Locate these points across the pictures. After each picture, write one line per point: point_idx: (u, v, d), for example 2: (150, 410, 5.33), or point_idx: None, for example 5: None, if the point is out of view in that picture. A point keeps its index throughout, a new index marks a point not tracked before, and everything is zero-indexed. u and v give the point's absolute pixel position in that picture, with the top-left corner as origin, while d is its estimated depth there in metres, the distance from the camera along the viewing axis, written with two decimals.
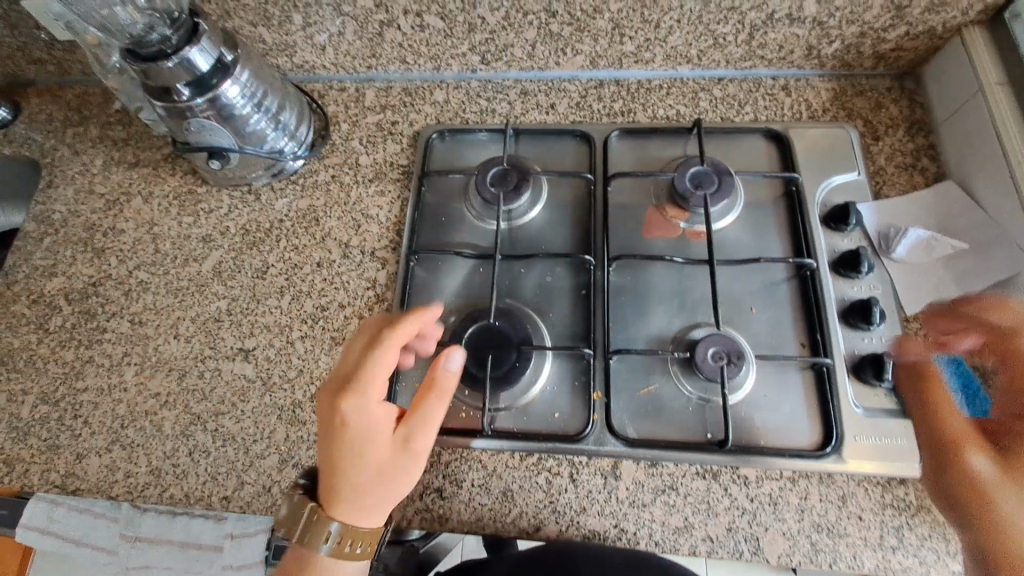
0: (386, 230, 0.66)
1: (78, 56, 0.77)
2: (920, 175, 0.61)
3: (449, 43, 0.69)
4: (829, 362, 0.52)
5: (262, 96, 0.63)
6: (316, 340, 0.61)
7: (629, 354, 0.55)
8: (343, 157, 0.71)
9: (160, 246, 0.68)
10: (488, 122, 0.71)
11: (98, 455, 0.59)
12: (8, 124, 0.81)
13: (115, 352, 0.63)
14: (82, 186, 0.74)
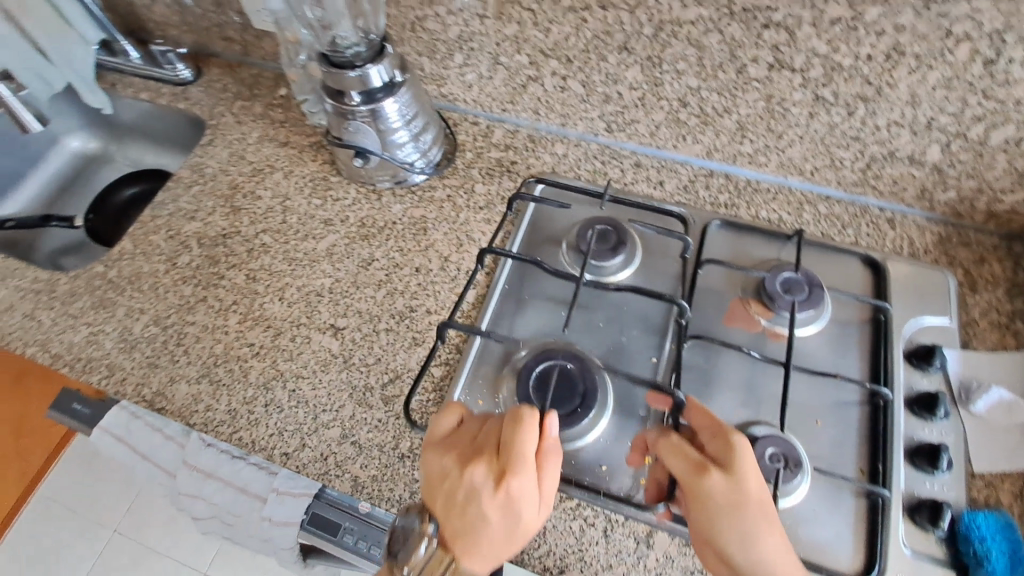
0: (485, 254, 0.72)
1: (264, 44, 0.89)
2: (1012, 337, 0.62)
3: (582, 107, 0.76)
4: (887, 495, 0.52)
5: (414, 117, 0.72)
6: (399, 336, 0.66)
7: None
8: (461, 181, 0.78)
9: (287, 218, 0.77)
10: (599, 182, 0.76)
11: (186, 384, 0.65)
12: (188, 84, 0.92)
13: (225, 299, 0.71)
14: (234, 150, 0.84)
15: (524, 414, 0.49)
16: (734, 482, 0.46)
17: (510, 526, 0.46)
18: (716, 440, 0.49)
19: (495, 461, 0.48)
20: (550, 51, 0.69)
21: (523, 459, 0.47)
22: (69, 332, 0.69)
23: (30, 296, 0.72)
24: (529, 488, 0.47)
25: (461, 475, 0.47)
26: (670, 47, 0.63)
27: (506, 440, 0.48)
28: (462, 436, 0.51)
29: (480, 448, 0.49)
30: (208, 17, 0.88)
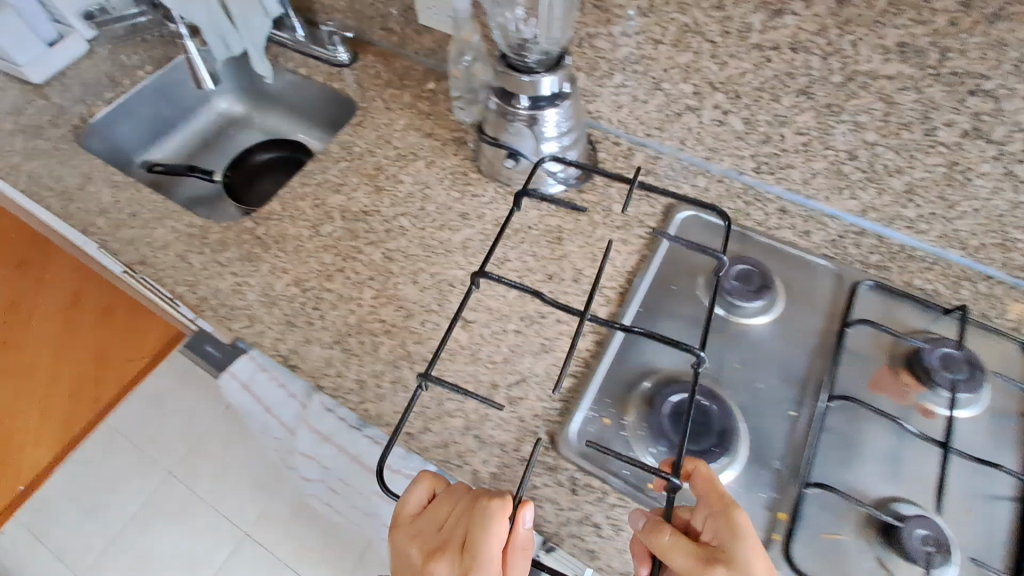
0: (619, 273, 0.71)
1: (422, 39, 0.93)
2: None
3: (735, 143, 0.75)
4: None
5: (566, 133, 0.74)
6: (527, 340, 0.67)
7: (828, 492, 0.55)
8: (600, 198, 0.79)
9: (426, 206, 0.79)
10: (741, 222, 0.75)
11: (319, 348, 0.67)
12: (344, 66, 0.96)
13: (362, 273, 0.73)
14: (381, 134, 0.87)
15: (489, 509, 0.46)
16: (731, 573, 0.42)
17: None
18: (717, 523, 0.45)
19: (456, 558, 0.47)
20: (720, 84, 0.69)
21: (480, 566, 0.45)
22: (217, 278, 0.73)
23: (184, 238, 0.77)
24: None
25: (427, 564, 0.47)
26: (856, 98, 0.62)
27: (472, 539, 0.46)
28: (428, 518, 0.51)
29: (447, 538, 0.48)
30: (375, 7, 0.93)
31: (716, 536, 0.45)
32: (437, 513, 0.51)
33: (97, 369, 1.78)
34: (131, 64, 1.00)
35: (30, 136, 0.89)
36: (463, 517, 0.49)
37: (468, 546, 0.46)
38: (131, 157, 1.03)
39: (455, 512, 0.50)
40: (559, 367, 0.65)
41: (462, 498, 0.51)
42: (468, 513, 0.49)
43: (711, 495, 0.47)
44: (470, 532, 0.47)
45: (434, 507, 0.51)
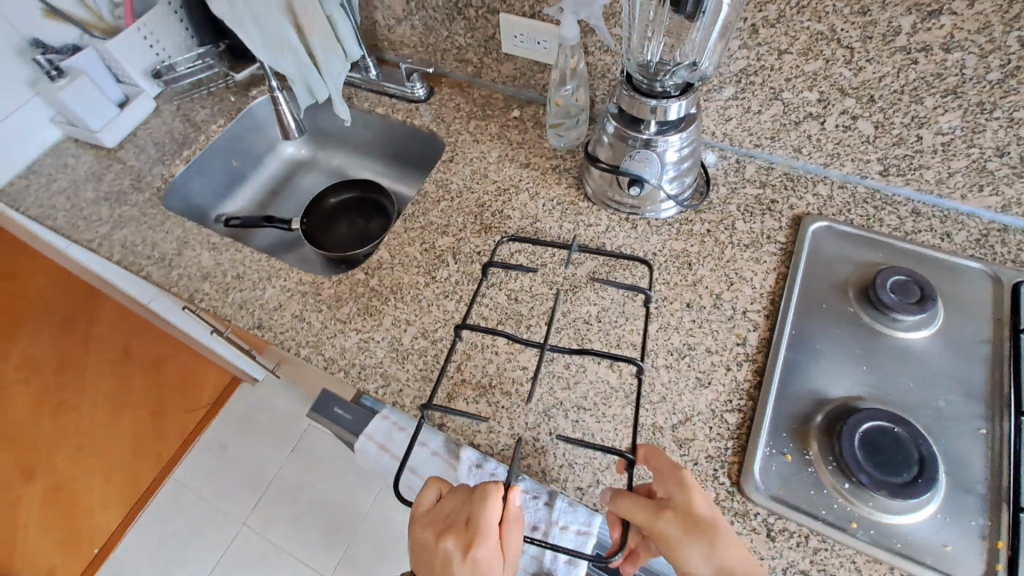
0: (760, 295, 0.68)
1: (503, 68, 0.91)
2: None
3: (862, 148, 0.72)
4: None
5: (684, 157, 0.71)
6: (681, 375, 0.64)
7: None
8: (720, 217, 0.76)
9: (540, 240, 0.76)
10: (875, 229, 0.72)
11: (464, 402, 0.64)
12: (422, 101, 0.95)
13: (490, 318, 0.70)
14: (476, 169, 0.85)
15: (490, 493, 0.50)
16: (691, 520, 0.50)
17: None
18: (671, 484, 0.53)
19: (462, 537, 0.50)
20: (853, 89, 0.67)
21: (489, 535, 0.49)
22: (341, 335, 0.70)
23: (297, 297, 0.74)
24: (494, 558, 0.49)
25: (435, 548, 0.50)
26: (1014, 95, 0.60)
27: (473, 519, 0.50)
28: (439, 509, 0.54)
29: (451, 523, 0.51)
30: (451, 39, 0.91)
31: (669, 495, 0.53)
32: (446, 503, 0.54)
33: (157, 424, 1.76)
34: (201, 118, 0.98)
35: (114, 204, 0.87)
36: (467, 500, 0.53)
37: (470, 526, 0.50)
38: (206, 213, 1.01)
39: (461, 498, 0.53)
40: (722, 402, 0.62)
41: (464, 487, 0.55)
42: (472, 495, 0.52)
43: (661, 464, 0.55)
44: (477, 509, 0.50)
45: (443, 499, 0.55)
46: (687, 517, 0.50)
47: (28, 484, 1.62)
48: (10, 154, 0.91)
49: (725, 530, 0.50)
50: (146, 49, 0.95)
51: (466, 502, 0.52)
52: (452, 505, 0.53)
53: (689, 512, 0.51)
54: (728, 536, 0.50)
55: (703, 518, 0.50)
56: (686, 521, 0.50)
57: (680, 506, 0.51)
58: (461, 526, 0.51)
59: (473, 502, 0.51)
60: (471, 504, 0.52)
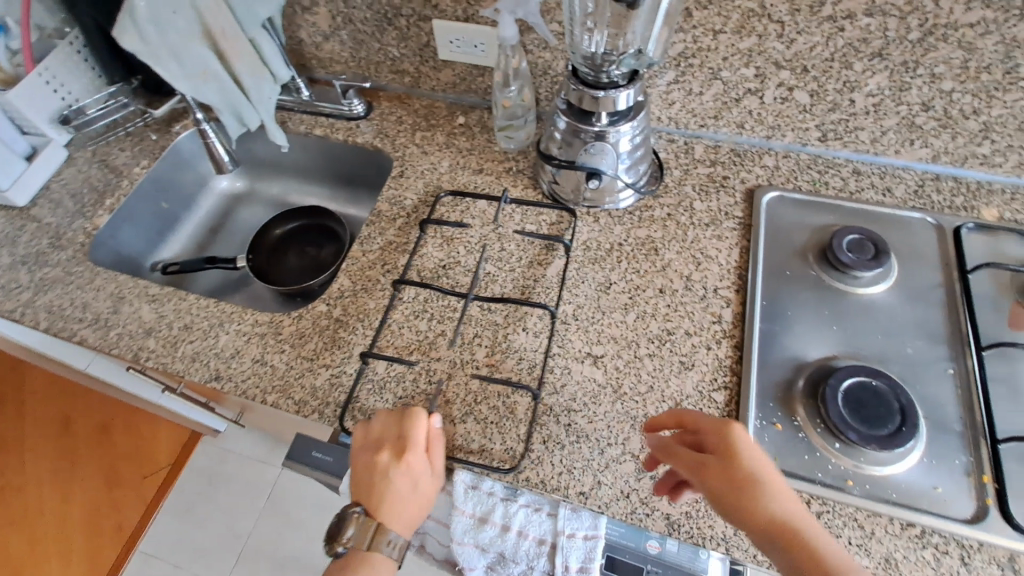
0: (727, 271, 0.69)
1: (442, 75, 0.89)
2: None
3: (800, 117, 0.75)
4: None
5: (637, 146, 0.71)
6: (664, 361, 0.64)
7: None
8: (678, 199, 0.76)
9: (505, 245, 0.74)
10: (823, 193, 0.75)
11: (450, 424, 0.61)
12: (361, 118, 0.91)
13: (465, 332, 0.68)
14: (429, 181, 0.82)
15: (415, 415, 0.58)
16: (748, 472, 0.48)
17: (414, 492, 0.57)
18: (716, 436, 0.51)
19: (398, 451, 0.56)
20: (787, 62, 0.69)
21: (419, 445, 0.57)
22: (310, 373, 0.66)
23: (255, 340, 0.69)
24: (425, 464, 0.57)
25: (373, 466, 0.56)
26: (934, 51, 0.63)
27: (404, 435, 0.57)
28: (372, 435, 0.58)
29: (379, 443, 0.57)
30: (384, 51, 0.89)
31: (714, 446, 0.50)
32: (376, 430, 0.58)
33: (113, 494, 1.62)
34: (121, 162, 0.91)
35: (34, 266, 0.79)
36: (398, 422, 0.58)
37: (399, 443, 0.57)
38: (140, 263, 0.93)
39: (389, 422, 0.59)
40: (708, 382, 0.62)
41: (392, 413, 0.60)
42: (402, 418, 0.58)
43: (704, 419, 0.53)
44: (409, 426, 0.57)
45: (372, 427, 0.59)
46: (742, 470, 0.48)
47: None
48: None
49: (780, 487, 0.48)
50: (49, 93, 0.87)
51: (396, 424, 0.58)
52: (384, 429, 0.58)
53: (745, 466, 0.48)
54: (784, 492, 0.47)
55: (756, 470, 0.48)
56: (741, 473, 0.48)
57: (740, 458, 0.49)
58: (396, 443, 0.57)
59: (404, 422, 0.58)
60: (403, 424, 0.58)
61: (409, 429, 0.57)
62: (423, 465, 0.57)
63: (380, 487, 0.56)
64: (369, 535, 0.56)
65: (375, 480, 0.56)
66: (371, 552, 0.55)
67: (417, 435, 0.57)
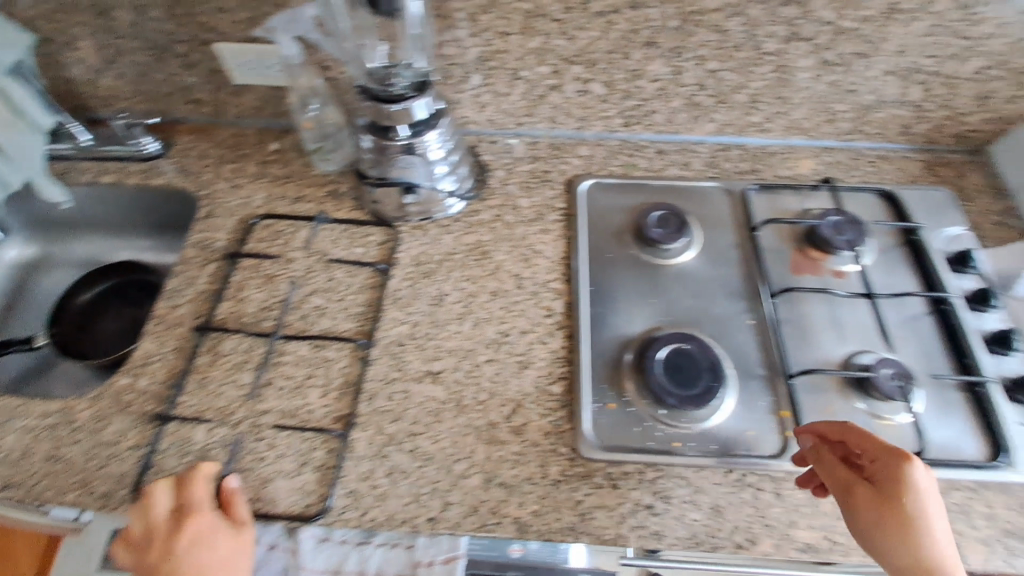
0: (555, 263, 0.71)
1: (243, 100, 0.82)
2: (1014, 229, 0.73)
3: (602, 107, 0.79)
4: (985, 381, 0.59)
5: (451, 151, 0.71)
6: (503, 364, 0.64)
7: (812, 375, 0.61)
8: (503, 199, 0.77)
9: (332, 274, 0.70)
10: (633, 175, 0.79)
11: (286, 478, 0.57)
12: (159, 157, 0.82)
13: (296, 375, 0.63)
14: (242, 217, 0.76)
15: (193, 474, 0.54)
16: (890, 503, 0.48)
17: (204, 559, 0.51)
18: (884, 468, 0.50)
19: (173, 525, 0.51)
20: (575, 57, 0.72)
21: (196, 506, 0.52)
22: (116, 458, 0.58)
23: (43, 434, 0.59)
24: (212, 524, 0.52)
25: (148, 553, 0.51)
26: (694, 36, 0.68)
27: (183, 500, 0.53)
28: (138, 526, 0.52)
29: (151, 527, 0.52)
30: (171, 82, 0.80)
31: (879, 476, 0.50)
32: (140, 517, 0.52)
33: None
34: None
35: None
36: (166, 499, 0.53)
37: (179, 511, 0.53)
38: None
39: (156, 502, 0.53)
40: (545, 377, 0.63)
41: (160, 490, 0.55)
42: (170, 492, 0.53)
43: (867, 440, 0.51)
44: (179, 492, 0.53)
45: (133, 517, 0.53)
46: (890, 501, 0.48)
47: None
48: None
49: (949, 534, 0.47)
50: None
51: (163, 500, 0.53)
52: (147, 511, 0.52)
53: (900, 497, 0.48)
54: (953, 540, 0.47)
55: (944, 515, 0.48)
56: (886, 506, 0.48)
57: (884, 488, 0.49)
58: (170, 520, 0.52)
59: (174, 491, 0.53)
60: (173, 495, 0.53)
61: (183, 496, 0.53)
62: (209, 526, 0.52)
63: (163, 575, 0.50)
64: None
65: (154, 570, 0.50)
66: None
67: (191, 499, 0.53)
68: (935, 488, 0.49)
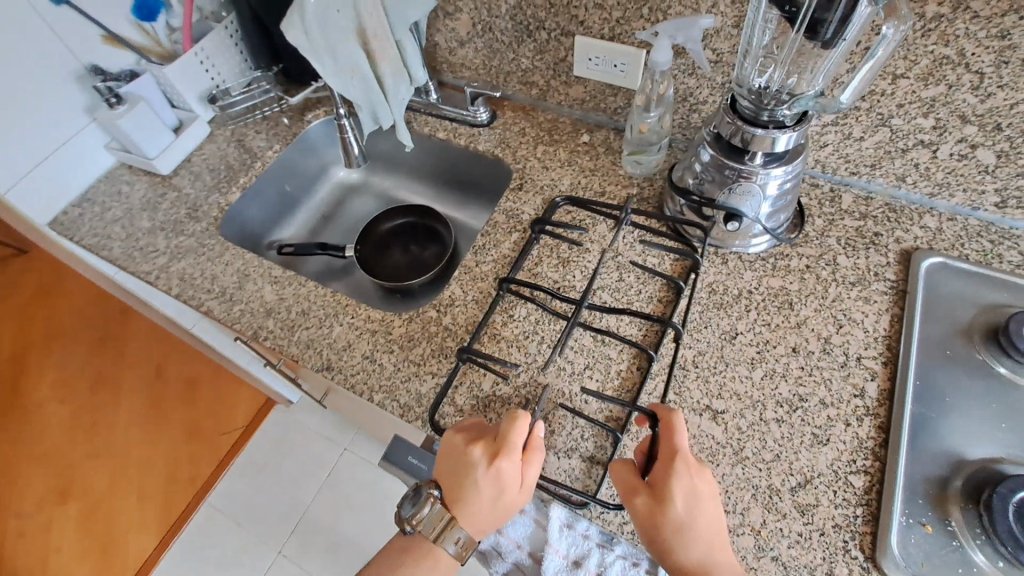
0: (874, 340, 0.63)
1: (569, 90, 0.87)
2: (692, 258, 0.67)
3: (978, 178, 0.66)
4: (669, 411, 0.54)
5: (786, 191, 0.66)
6: (795, 431, 0.58)
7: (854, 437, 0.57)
8: (819, 250, 0.70)
9: (624, 275, 0.71)
10: (993, 266, 0.66)
11: (555, 456, 0.59)
12: (484, 125, 0.92)
13: (577, 361, 0.65)
14: (549, 198, 0.80)
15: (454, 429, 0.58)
16: (659, 512, 0.51)
17: (496, 500, 0.55)
18: (629, 478, 0.53)
19: (491, 447, 0.55)
20: (977, 116, 0.61)
21: (515, 446, 0.54)
22: (416, 378, 0.66)
23: (367, 335, 0.70)
24: (516, 470, 0.54)
25: (465, 457, 0.55)
26: None
27: (502, 436, 0.55)
28: (453, 464, 0.56)
29: (462, 464, 0.55)
30: (516, 62, 0.88)
31: (654, 477, 0.53)
32: (456, 475, 0.56)
33: (192, 447, 1.74)
34: (255, 143, 0.96)
35: (171, 234, 0.84)
36: (449, 472, 0.56)
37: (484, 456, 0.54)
38: (259, 239, 0.98)
39: (449, 469, 0.56)
40: (845, 463, 0.56)
41: (465, 472, 0.55)
42: (456, 468, 0.56)
43: (663, 441, 0.54)
44: (455, 472, 0.56)
45: (461, 474, 0.55)
46: (655, 514, 0.51)
47: (64, 507, 1.66)
48: (60, 185, 0.87)
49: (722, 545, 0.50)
50: (202, 73, 0.93)
51: (449, 460, 0.56)
52: (453, 463, 0.56)
53: (664, 522, 0.51)
54: (712, 547, 0.50)
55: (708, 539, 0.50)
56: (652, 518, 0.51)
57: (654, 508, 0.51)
58: (450, 463, 0.56)
59: (456, 469, 0.55)
60: (448, 461, 0.56)
61: (452, 459, 0.56)
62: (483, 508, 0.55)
63: (450, 465, 0.56)
64: (439, 525, 0.57)
65: (488, 490, 0.54)
66: (431, 545, 0.57)
67: (453, 476, 0.56)
68: (705, 499, 0.51)
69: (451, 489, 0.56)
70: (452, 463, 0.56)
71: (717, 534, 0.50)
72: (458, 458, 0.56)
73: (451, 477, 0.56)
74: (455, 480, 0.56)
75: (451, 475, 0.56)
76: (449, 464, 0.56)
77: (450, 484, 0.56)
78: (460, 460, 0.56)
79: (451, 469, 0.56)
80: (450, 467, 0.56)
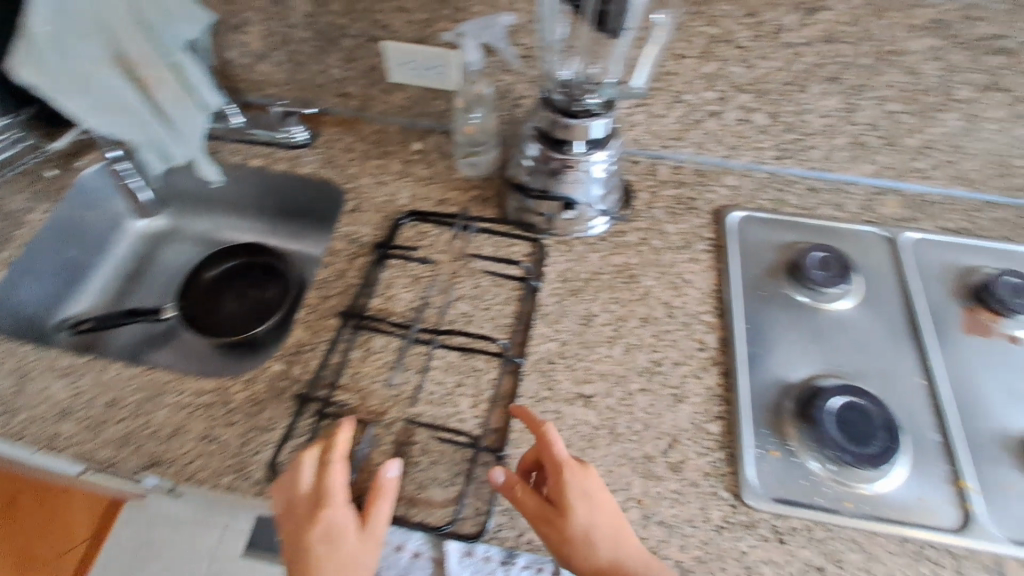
0: (707, 296, 0.69)
1: (390, 98, 0.83)
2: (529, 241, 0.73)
3: (758, 137, 0.76)
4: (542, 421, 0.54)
5: (611, 173, 0.70)
6: (657, 396, 0.62)
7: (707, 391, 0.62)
8: (649, 223, 0.75)
9: (479, 281, 0.69)
10: (784, 210, 0.76)
11: (440, 487, 0.55)
12: (305, 146, 0.84)
13: (447, 381, 0.62)
14: (388, 215, 0.76)
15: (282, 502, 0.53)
16: (568, 525, 0.50)
17: (341, 554, 0.48)
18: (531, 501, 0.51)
19: (314, 496, 0.50)
20: (747, 85, 0.70)
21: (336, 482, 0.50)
22: (270, 445, 0.58)
23: (202, 410, 0.60)
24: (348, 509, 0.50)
25: (292, 521, 0.50)
26: (881, 76, 0.67)
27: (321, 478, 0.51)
28: (287, 536, 0.50)
29: (292, 531, 0.49)
30: (327, 74, 0.82)
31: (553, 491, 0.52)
32: (292, 543, 0.49)
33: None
34: (14, 209, 0.78)
35: None
36: (287, 546, 0.50)
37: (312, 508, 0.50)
38: (41, 324, 0.79)
39: (287, 544, 0.50)
40: (702, 414, 0.60)
41: (295, 533, 0.49)
42: (290, 537, 0.50)
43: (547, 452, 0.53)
44: (288, 541, 0.49)
45: (296, 539, 0.49)
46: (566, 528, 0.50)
47: None
48: None
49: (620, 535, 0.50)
50: None
51: (282, 532, 0.50)
52: (287, 533, 0.50)
53: (575, 533, 0.50)
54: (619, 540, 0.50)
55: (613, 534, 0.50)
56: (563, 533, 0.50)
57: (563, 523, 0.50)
58: (284, 533, 0.50)
59: (289, 536, 0.49)
60: (283, 534, 0.50)
61: (285, 528, 0.50)
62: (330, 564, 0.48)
63: (286, 536, 0.50)
64: None
65: (323, 538, 0.48)
66: None
67: (291, 548, 0.49)
68: (595, 497, 0.51)
69: (291, 560, 0.49)
70: (288, 534, 0.50)
71: (612, 525, 0.50)
72: (288, 525, 0.50)
73: (288, 549, 0.49)
74: (293, 548, 0.49)
75: (287, 546, 0.49)
76: (283, 536, 0.50)
77: (290, 557, 0.49)
78: (290, 526, 0.50)
79: (287, 540, 0.50)
80: (285, 539, 0.50)
